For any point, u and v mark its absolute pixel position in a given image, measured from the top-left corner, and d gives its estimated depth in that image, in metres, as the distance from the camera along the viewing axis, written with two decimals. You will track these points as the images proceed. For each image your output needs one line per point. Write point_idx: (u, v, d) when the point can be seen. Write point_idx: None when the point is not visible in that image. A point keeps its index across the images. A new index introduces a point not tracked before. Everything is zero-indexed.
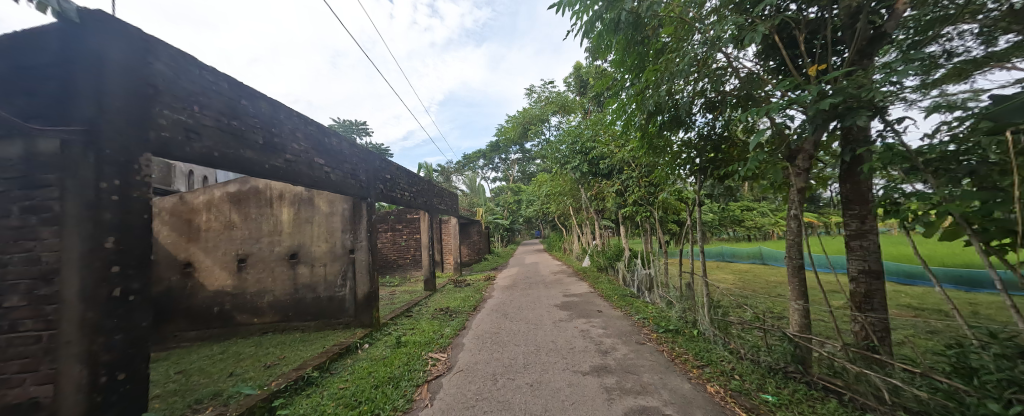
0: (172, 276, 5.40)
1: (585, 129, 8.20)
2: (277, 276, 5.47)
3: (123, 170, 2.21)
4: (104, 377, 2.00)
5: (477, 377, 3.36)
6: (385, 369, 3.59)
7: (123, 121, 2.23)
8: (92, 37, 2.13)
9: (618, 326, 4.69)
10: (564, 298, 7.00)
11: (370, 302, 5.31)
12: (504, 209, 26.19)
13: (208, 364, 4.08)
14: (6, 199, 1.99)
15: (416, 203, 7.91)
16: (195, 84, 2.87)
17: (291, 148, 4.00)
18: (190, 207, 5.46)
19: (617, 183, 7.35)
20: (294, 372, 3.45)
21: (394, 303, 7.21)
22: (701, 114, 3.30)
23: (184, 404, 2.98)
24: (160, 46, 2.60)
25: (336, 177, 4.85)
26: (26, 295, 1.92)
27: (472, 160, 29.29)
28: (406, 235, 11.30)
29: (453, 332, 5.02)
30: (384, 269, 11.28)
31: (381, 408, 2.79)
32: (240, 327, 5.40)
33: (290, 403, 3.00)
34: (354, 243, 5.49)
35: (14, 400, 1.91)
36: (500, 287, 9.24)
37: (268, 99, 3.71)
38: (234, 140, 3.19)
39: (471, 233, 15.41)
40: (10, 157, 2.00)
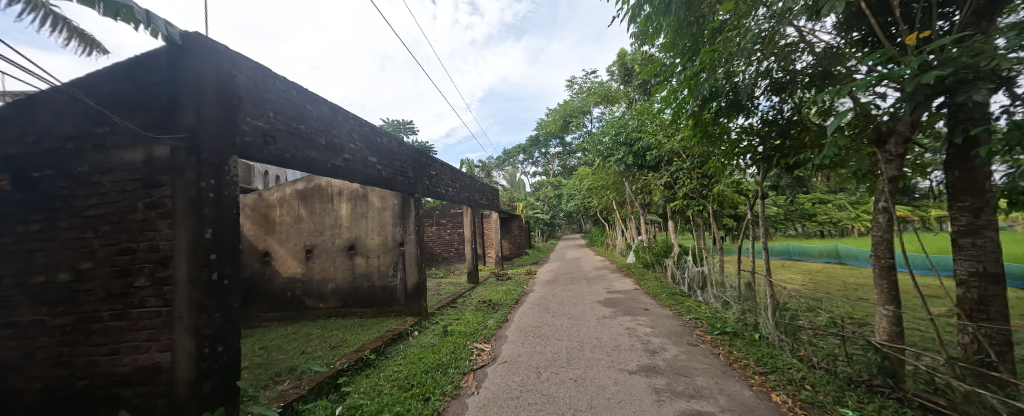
0: (254, 264, 6.16)
1: (630, 119, 7.86)
2: (338, 266, 6.00)
3: (217, 171, 2.54)
4: (208, 348, 2.35)
5: (521, 369, 3.41)
6: (434, 356, 3.79)
7: (216, 128, 2.56)
8: (192, 56, 2.48)
9: (668, 326, 4.46)
10: (608, 294, 6.82)
11: (419, 292, 5.61)
12: (544, 204, 26.08)
13: (285, 342, 4.61)
14: (133, 197, 2.39)
15: (459, 199, 8.17)
16: (271, 93, 3.23)
17: (349, 148, 4.33)
18: (267, 203, 6.18)
19: (666, 175, 6.96)
20: (355, 353, 3.78)
21: (441, 294, 7.55)
22: (765, 97, 3.00)
23: (268, 376, 3.41)
24: (243, 61, 2.95)
25: (388, 174, 5.17)
26: (151, 277, 2.33)
27: (512, 155, 29.51)
28: (450, 229, 11.75)
29: (496, 324, 5.14)
30: (431, 261, 11.85)
31: (431, 392, 2.96)
32: (308, 311, 6.02)
33: (352, 381, 3.29)
34: (404, 236, 5.81)
35: (143, 363, 2.32)
36: (541, 281, 9.25)
37: (328, 104, 4.04)
38: (301, 142, 3.53)
39: (512, 228, 15.58)
40: (135, 162, 2.40)
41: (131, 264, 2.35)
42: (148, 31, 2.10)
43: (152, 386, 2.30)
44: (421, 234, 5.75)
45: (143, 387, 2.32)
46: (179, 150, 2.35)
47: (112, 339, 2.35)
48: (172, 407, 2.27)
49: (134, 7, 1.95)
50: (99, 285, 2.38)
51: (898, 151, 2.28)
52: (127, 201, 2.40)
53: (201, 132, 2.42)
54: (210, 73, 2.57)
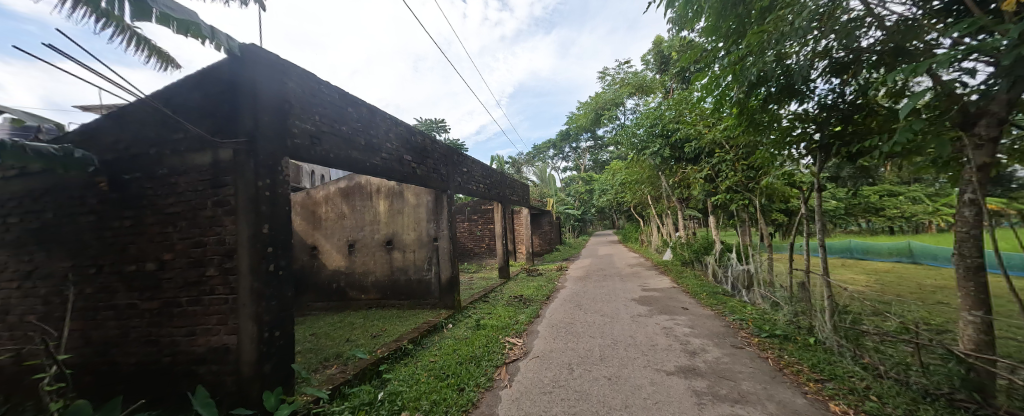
0: (303, 257, 6.67)
1: (667, 110, 7.50)
2: (378, 260, 6.33)
3: (272, 171, 2.76)
4: (267, 333, 2.58)
5: (553, 365, 3.41)
6: (468, 348, 3.90)
7: (271, 132, 2.79)
8: (250, 67, 2.71)
9: (709, 327, 4.25)
10: (643, 292, 6.60)
11: (453, 286, 5.77)
12: (575, 199, 25.70)
13: (332, 330, 4.96)
14: (203, 196, 2.67)
15: (490, 195, 8.27)
16: (317, 97, 3.45)
17: (386, 147, 4.53)
18: (314, 200, 6.64)
19: (706, 168, 6.58)
20: (394, 343, 3.98)
21: (473, 288, 7.72)
22: (823, 80, 2.74)
23: (318, 360, 3.69)
24: (292, 68, 3.17)
25: (422, 172, 5.35)
26: (219, 267, 2.60)
27: (542, 151, 29.32)
28: (481, 225, 11.94)
29: (528, 319, 5.17)
30: (464, 256, 12.13)
31: (465, 383, 3.05)
32: (352, 301, 6.42)
33: (392, 369, 3.48)
34: (438, 232, 6.00)
35: (215, 344, 2.60)
36: (573, 278, 9.16)
37: (367, 105, 4.25)
38: (343, 143, 3.74)
39: (542, 224, 15.53)
40: (205, 165, 2.68)
41: (204, 256, 2.64)
42: (212, 45, 2.33)
43: (223, 364, 2.58)
44: (454, 230, 5.90)
45: (215, 365, 2.60)
46: (240, 152, 2.58)
47: (189, 322, 2.66)
48: (239, 383, 2.52)
49: (202, 25, 2.17)
50: (178, 274, 2.69)
51: (990, 135, 1.98)
52: (199, 199, 2.68)
53: (258, 135, 2.65)
54: (265, 81, 2.81)
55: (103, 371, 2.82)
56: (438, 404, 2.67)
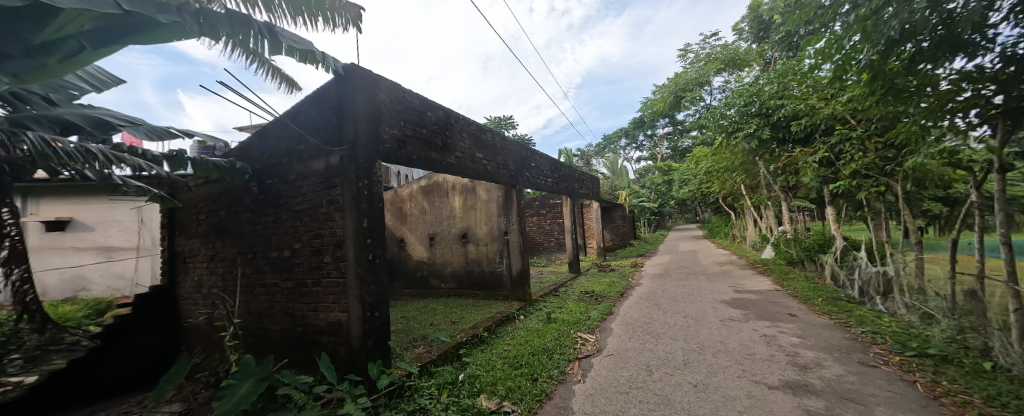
0: (393, 248, 7.53)
1: (766, 84, 6.48)
2: (455, 252, 6.81)
3: (369, 172, 3.16)
4: (369, 312, 2.98)
5: (629, 364, 3.28)
6: (539, 340, 3.96)
7: (367, 139, 3.20)
8: (350, 82, 3.13)
9: (826, 338, 3.57)
10: (736, 294, 5.86)
11: (524, 278, 5.86)
12: (651, 192, 23.89)
13: (418, 315, 5.52)
14: (320, 196, 3.21)
15: (558, 189, 8.20)
16: (402, 105, 3.84)
17: (460, 147, 4.82)
18: (401, 198, 7.43)
19: (821, 149, 5.50)
20: (472, 330, 4.25)
21: (543, 282, 7.78)
22: (1011, 22, 2.04)
23: (408, 340, 4.15)
24: (383, 81, 3.58)
25: (493, 168, 5.55)
26: (333, 255, 3.10)
27: (613, 141, 27.86)
28: (550, 220, 11.94)
29: (600, 315, 5.02)
30: (533, 251, 12.28)
31: (539, 374, 3.11)
32: (433, 289, 7.04)
33: (470, 353, 3.73)
34: (508, 226, 6.15)
35: (332, 319, 3.11)
36: (650, 275, 8.58)
37: (443, 108, 4.57)
38: (424, 144, 4.10)
39: (614, 218, 14.87)
40: (320, 170, 3.20)
41: (322, 245, 3.17)
42: (324, 68, 2.76)
43: (338, 336, 3.08)
44: (523, 224, 5.95)
45: (332, 336, 3.12)
46: (345, 158, 3.02)
47: (314, 300, 3.22)
48: (350, 354, 2.98)
49: (315, 52, 2.58)
50: (305, 260, 3.28)
51: None
52: (317, 198, 3.23)
53: (358, 143, 3.06)
54: (363, 95, 3.22)
55: (259, 334, 3.61)
56: (514, 391, 2.78)
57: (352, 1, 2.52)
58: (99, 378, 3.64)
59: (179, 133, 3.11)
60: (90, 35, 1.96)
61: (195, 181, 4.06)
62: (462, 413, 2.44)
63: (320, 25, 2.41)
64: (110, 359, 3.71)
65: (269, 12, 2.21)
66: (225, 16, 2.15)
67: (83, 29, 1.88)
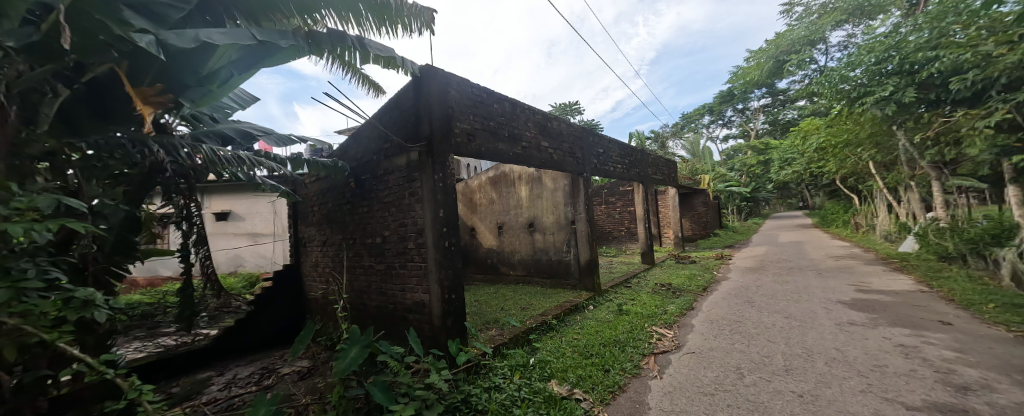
0: (465, 236, 8.01)
1: (911, 32, 5.12)
2: (522, 240, 6.98)
3: (444, 166, 3.37)
4: (448, 295, 3.24)
5: (713, 365, 3.00)
6: (610, 331, 3.85)
7: (441, 134, 3.42)
8: (425, 82, 3.37)
9: (1000, 356, 2.76)
10: (858, 294, 4.86)
11: (592, 268, 5.71)
12: (742, 174, 20.93)
13: (489, 299, 5.82)
14: (403, 188, 3.56)
15: (630, 175, 7.72)
16: (471, 100, 3.99)
17: (526, 136, 4.82)
18: (471, 189, 7.82)
19: (1000, 109, 4.17)
20: (541, 317, 4.33)
21: (614, 273, 7.50)
22: None
23: (481, 322, 4.42)
24: (453, 77, 3.75)
25: (559, 156, 5.44)
26: (416, 242, 3.43)
27: (694, 119, 25.01)
28: (621, 208, 11.37)
29: (679, 310, 4.65)
30: (602, 240, 11.87)
31: (611, 365, 3.04)
32: (503, 276, 7.35)
33: (540, 339, 3.81)
34: (575, 215, 6.01)
35: (417, 299, 3.47)
36: (739, 268, 7.63)
37: (509, 100, 4.61)
38: (491, 136, 4.21)
39: (695, 206, 13.49)
40: (402, 165, 3.55)
41: (407, 233, 3.53)
42: (403, 72, 3.02)
43: (422, 314, 3.43)
44: (592, 212, 5.76)
45: (418, 314, 3.49)
46: (423, 154, 3.30)
47: (402, 281, 3.63)
48: (433, 331, 3.31)
49: (396, 57, 2.83)
50: (394, 246, 3.69)
51: None
52: (401, 191, 3.59)
53: (433, 140, 3.30)
54: (437, 94, 3.44)
55: (360, 308, 4.21)
56: (585, 380, 2.78)
57: (426, 5, 2.68)
58: (283, 309, 4.92)
59: (297, 139, 3.74)
60: (237, 64, 2.47)
61: (309, 179, 4.85)
62: (534, 395, 2.54)
63: (400, 32, 2.63)
64: (287, 297, 4.97)
65: (359, 27, 2.49)
66: (327, 34, 2.51)
67: (233, 59, 2.39)
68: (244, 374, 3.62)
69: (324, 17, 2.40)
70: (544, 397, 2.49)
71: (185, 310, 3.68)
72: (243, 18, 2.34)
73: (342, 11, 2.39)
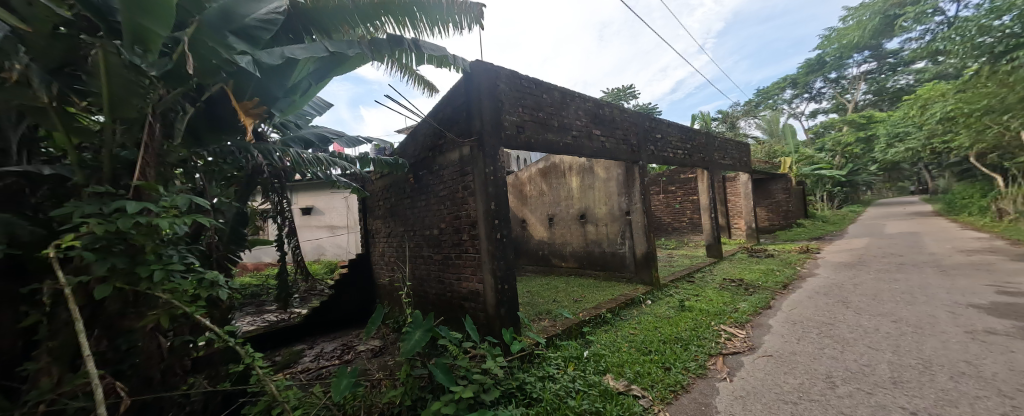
0: (517, 228, 8.13)
1: None
2: (574, 232, 6.88)
3: (495, 160, 3.42)
4: (502, 285, 3.32)
5: (795, 371, 2.66)
6: (670, 328, 3.63)
7: (491, 128, 3.47)
8: (474, 77, 3.45)
9: None
10: (1002, 298, 3.90)
11: (650, 261, 5.41)
12: (834, 155, 17.98)
13: (541, 290, 5.86)
14: (457, 181, 3.70)
15: (693, 161, 7.09)
16: (520, 92, 3.97)
17: (577, 125, 4.67)
18: (521, 181, 7.88)
19: None
20: (594, 309, 4.23)
21: (674, 266, 7.04)
22: None
23: (534, 313, 4.47)
24: (503, 70, 3.76)
25: (612, 145, 5.18)
26: (469, 233, 3.57)
27: (772, 93, 21.99)
28: (682, 197, 10.55)
29: (753, 309, 4.20)
30: (660, 232, 11.19)
31: (672, 364, 2.87)
32: (555, 267, 7.34)
33: (594, 332, 3.74)
34: (630, 205, 5.71)
35: (472, 288, 3.62)
36: (830, 264, 6.63)
37: (558, 89, 4.50)
38: (541, 127, 4.16)
39: (772, 193, 11.98)
40: (455, 159, 3.70)
41: (461, 225, 3.68)
42: (455, 69, 3.11)
43: (477, 303, 3.58)
44: (649, 201, 5.43)
45: (473, 303, 3.65)
46: (474, 148, 3.41)
47: (457, 270, 3.81)
48: (488, 318, 3.44)
49: (447, 56, 2.93)
50: (449, 237, 3.89)
51: None
52: (454, 185, 3.75)
53: (483, 134, 3.38)
54: (486, 88, 3.50)
55: (420, 295, 4.53)
56: (643, 376, 2.67)
57: (476, 1, 2.70)
58: (357, 294, 5.50)
59: (364, 140, 4.10)
60: (314, 75, 2.79)
61: (375, 176, 5.30)
62: (589, 387, 2.53)
63: (450, 30, 2.70)
64: (359, 283, 5.55)
65: (414, 30, 2.61)
66: (387, 41, 2.70)
67: (311, 70, 2.69)
68: (328, 349, 4.14)
69: (384, 24, 2.55)
70: (599, 390, 2.45)
71: (282, 292, 4.30)
72: (318, 33, 2.60)
73: (399, 17, 2.52)
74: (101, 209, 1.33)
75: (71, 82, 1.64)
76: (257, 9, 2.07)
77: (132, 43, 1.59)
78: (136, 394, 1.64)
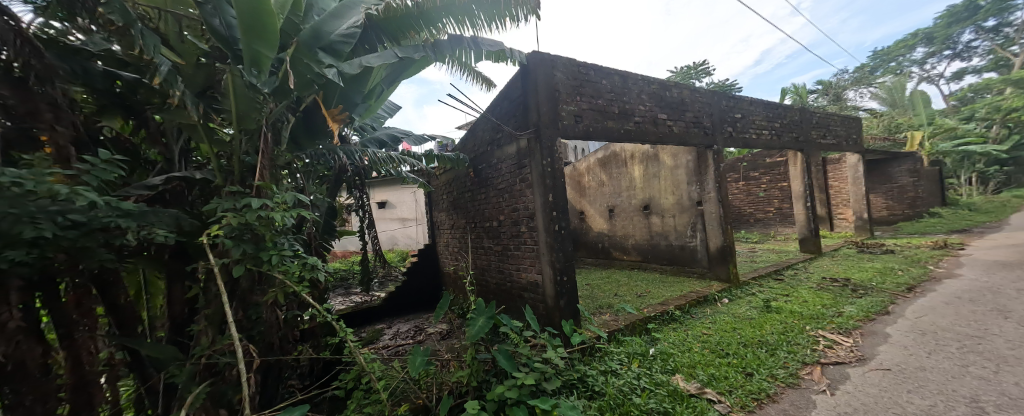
0: (576, 220, 7.99)
1: None
2: (637, 224, 6.53)
3: (552, 152, 3.38)
4: (561, 276, 3.30)
5: (923, 390, 2.20)
6: (752, 330, 3.25)
7: (548, 119, 3.43)
8: (531, 70, 3.43)
9: None
10: None
11: (725, 255, 4.89)
12: (989, 126, 14.02)
13: (602, 283, 5.70)
14: (515, 174, 3.74)
15: (783, 142, 6.14)
16: (578, 80, 3.83)
17: (639, 111, 4.37)
18: (579, 172, 7.71)
19: None
20: (660, 305, 3.98)
21: (757, 262, 6.27)
22: None
23: (594, 306, 4.37)
24: (559, 59, 3.66)
25: (681, 129, 4.74)
26: (528, 225, 3.61)
27: (896, 54, 17.86)
28: (767, 184, 9.27)
29: (863, 315, 3.54)
30: (739, 223, 10.04)
31: (754, 369, 2.58)
32: (616, 260, 7.09)
33: (660, 329, 3.52)
34: (702, 195, 5.18)
35: (532, 279, 3.67)
36: (979, 263, 5.26)
37: (619, 73, 4.24)
38: (600, 114, 3.98)
39: (893, 176, 9.85)
40: (512, 152, 3.75)
41: (520, 216, 3.73)
42: (512, 62, 3.13)
43: (536, 294, 3.62)
44: (725, 190, 4.88)
45: (532, 293, 3.70)
46: (532, 141, 3.41)
47: (517, 261, 3.89)
48: (547, 309, 3.46)
49: (504, 50, 2.96)
50: (508, 228, 3.97)
51: None
52: (512, 178, 3.81)
53: (541, 125, 3.36)
54: (543, 79, 3.45)
55: (482, 284, 4.72)
56: (719, 380, 2.45)
57: None
58: (426, 281, 5.97)
59: (429, 137, 4.37)
60: (386, 79, 3.05)
61: (439, 171, 5.64)
62: (656, 386, 2.41)
63: (508, 24, 2.71)
64: (427, 271, 6.00)
65: (473, 28, 2.68)
66: (448, 41, 2.85)
67: (383, 75, 2.95)
68: (404, 329, 4.58)
69: (445, 26, 2.67)
70: (667, 391, 2.33)
71: (364, 277, 4.86)
72: (388, 41, 2.78)
73: (459, 17, 2.61)
74: (234, 205, 1.64)
75: (210, 102, 2.04)
76: (339, 25, 2.29)
77: (251, 67, 1.91)
78: (263, 356, 2.02)
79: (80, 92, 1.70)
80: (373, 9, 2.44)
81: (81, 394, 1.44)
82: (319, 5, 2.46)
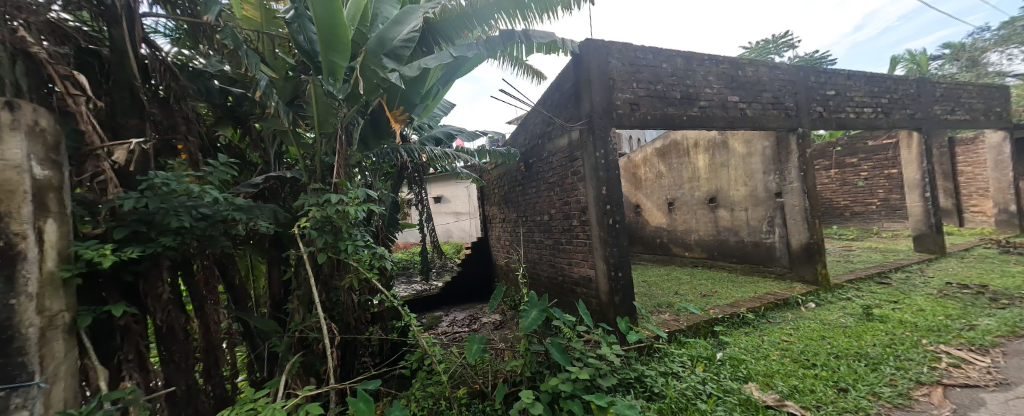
0: (632, 214, 7.63)
1: None
2: (701, 218, 6.05)
3: (606, 143, 3.23)
4: (615, 272, 3.17)
5: None
6: (847, 340, 2.82)
7: (602, 108, 3.29)
8: (584, 58, 3.32)
9: None
10: None
11: (812, 254, 4.25)
12: None
13: (662, 281, 5.39)
14: (567, 167, 3.67)
15: (890, 121, 5.14)
16: (635, 65, 3.61)
17: (705, 94, 3.98)
18: (635, 163, 7.33)
19: None
20: (730, 307, 3.63)
21: (853, 262, 5.38)
22: None
23: (652, 304, 4.15)
24: (614, 44, 3.48)
25: (756, 112, 4.21)
26: (580, 219, 3.53)
27: None
28: (868, 171, 7.87)
29: (1007, 330, 2.85)
30: (828, 217, 8.73)
31: (850, 385, 2.24)
32: (677, 257, 6.67)
33: (729, 333, 3.22)
34: (782, 185, 4.56)
35: (585, 274, 3.59)
36: None
37: (682, 55, 3.90)
38: (659, 100, 3.71)
39: None
40: (564, 145, 3.69)
41: (572, 210, 3.65)
42: (564, 52, 3.05)
43: (590, 289, 3.54)
44: (812, 179, 4.24)
45: (585, 288, 3.63)
46: (584, 132, 3.32)
47: (569, 256, 3.84)
48: (601, 305, 3.38)
49: (556, 41, 2.90)
50: (560, 221, 3.93)
51: None
52: (564, 170, 3.75)
53: (594, 115, 3.24)
54: (597, 67, 3.32)
55: (534, 277, 4.76)
56: (803, 393, 2.17)
57: None
58: (478, 271, 6.21)
59: (481, 133, 4.49)
60: (441, 78, 3.19)
61: (490, 165, 5.77)
62: (725, 393, 2.22)
63: (560, 13, 2.67)
64: (480, 261, 6.25)
65: (525, 20, 2.68)
66: (500, 37, 2.88)
67: (439, 75, 3.08)
68: (461, 317, 4.82)
69: (497, 22, 2.71)
70: (738, 399, 2.13)
71: (425, 266, 5.21)
72: (443, 42, 2.90)
73: (511, 10, 2.62)
74: (316, 200, 1.84)
75: (297, 109, 2.32)
76: (401, 31, 2.45)
77: (328, 76, 2.13)
78: (342, 333, 2.26)
79: (204, 108, 2.07)
80: (430, 13, 2.57)
81: (210, 355, 1.76)
82: (382, 14, 2.65)
